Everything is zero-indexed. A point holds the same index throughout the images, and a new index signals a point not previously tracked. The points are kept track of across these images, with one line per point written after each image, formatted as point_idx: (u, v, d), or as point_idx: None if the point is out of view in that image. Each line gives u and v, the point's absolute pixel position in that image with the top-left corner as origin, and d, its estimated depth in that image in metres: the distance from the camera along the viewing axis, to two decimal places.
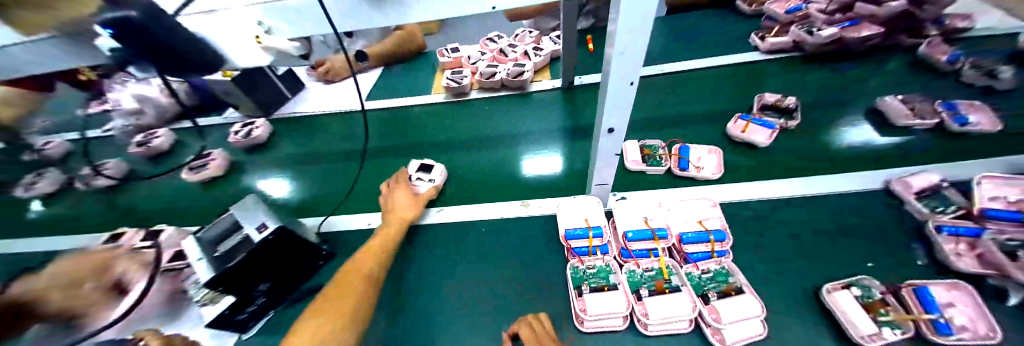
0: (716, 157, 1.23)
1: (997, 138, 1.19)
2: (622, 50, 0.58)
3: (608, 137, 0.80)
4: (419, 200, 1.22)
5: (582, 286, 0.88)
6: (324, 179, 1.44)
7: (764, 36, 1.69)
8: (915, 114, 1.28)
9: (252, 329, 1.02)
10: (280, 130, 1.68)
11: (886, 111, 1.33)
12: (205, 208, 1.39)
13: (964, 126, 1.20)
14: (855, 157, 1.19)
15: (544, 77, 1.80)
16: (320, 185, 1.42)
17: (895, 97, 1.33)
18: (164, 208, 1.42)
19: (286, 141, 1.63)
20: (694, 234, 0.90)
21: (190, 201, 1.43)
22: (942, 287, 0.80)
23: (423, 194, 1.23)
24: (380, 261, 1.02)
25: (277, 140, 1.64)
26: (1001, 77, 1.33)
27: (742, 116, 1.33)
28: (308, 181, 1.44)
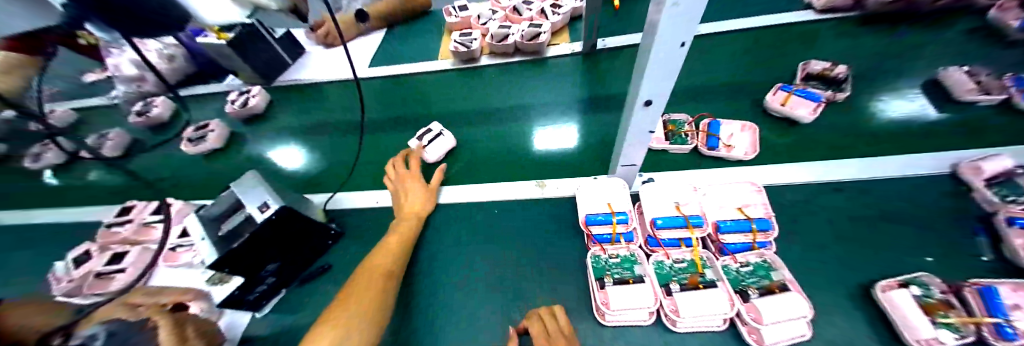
0: (750, 135, 1.11)
1: None
2: (677, 2, 0.44)
3: (645, 110, 0.69)
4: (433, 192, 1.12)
5: (604, 277, 0.82)
6: (328, 152, 1.37)
7: None
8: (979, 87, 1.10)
9: (266, 307, 0.99)
10: (281, 98, 1.59)
11: (947, 81, 1.14)
12: (207, 180, 1.35)
13: None
14: (904, 132, 1.06)
15: (562, 39, 1.64)
16: (325, 158, 1.35)
17: (960, 68, 1.15)
18: (170, 180, 1.39)
19: (288, 110, 1.55)
20: (734, 224, 0.84)
21: (195, 173, 1.39)
22: (1008, 286, 0.72)
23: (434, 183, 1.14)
24: (404, 245, 0.96)
25: (279, 109, 1.56)
26: None
27: (783, 86, 1.19)
28: (312, 154, 1.38)
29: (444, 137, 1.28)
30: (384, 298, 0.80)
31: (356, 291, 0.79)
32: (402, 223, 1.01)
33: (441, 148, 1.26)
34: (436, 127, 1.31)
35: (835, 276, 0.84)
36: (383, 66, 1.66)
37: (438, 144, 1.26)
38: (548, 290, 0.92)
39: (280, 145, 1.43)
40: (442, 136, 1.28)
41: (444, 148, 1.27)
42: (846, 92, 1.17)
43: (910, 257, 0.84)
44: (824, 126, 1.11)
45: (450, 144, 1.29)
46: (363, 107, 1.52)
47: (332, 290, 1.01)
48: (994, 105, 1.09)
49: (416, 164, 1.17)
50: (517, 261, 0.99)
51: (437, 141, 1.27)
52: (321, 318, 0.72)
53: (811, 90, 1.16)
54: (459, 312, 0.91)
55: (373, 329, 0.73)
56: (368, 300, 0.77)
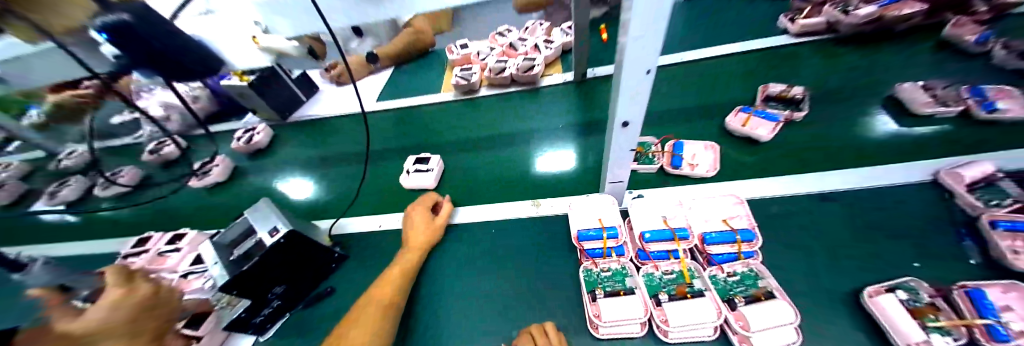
0: (712, 153, 1.16)
1: None
2: (641, 34, 0.52)
3: (624, 131, 0.75)
4: (435, 229, 1.11)
5: (595, 290, 0.86)
6: (334, 181, 1.45)
7: (795, 18, 1.61)
8: (937, 100, 1.16)
9: (269, 332, 1.02)
10: (292, 133, 1.70)
11: (901, 96, 1.23)
12: (216, 211, 1.42)
13: (992, 112, 1.09)
14: (881, 146, 1.10)
15: (555, 70, 1.76)
16: (331, 187, 1.43)
17: (914, 83, 1.22)
18: (183, 213, 1.46)
19: (297, 145, 1.64)
20: (718, 235, 0.88)
21: (207, 205, 1.46)
22: (997, 288, 0.72)
23: (438, 220, 1.13)
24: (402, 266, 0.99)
25: (289, 145, 1.65)
26: None
27: (743, 108, 1.26)
28: (320, 182, 1.46)
29: (427, 173, 1.33)
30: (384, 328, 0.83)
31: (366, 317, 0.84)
32: (405, 254, 1.03)
33: (415, 181, 1.32)
34: (434, 164, 1.36)
35: (824, 286, 0.85)
36: (389, 99, 1.78)
37: (416, 177, 1.33)
38: (544, 307, 0.93)
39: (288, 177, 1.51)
40: (426, 172, 1.34)
41: (421, 183, 1.33)
42: (802, 112, 1.23)
43: (896, 262, 0.85)
44: (806, 141, 1.16)
45: (428, 182, 1.32)
46: (368, 138, 1.61)
47: (332, 314, 1.03)
48: (954, 116, 1.14)
49: (427, 200, 1.19)
50: (513, 280, 1.01)
51: (420, 174, 1.33)
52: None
53: (769, 111, 1.24)
54: (454, 333, 0.93)
55: None
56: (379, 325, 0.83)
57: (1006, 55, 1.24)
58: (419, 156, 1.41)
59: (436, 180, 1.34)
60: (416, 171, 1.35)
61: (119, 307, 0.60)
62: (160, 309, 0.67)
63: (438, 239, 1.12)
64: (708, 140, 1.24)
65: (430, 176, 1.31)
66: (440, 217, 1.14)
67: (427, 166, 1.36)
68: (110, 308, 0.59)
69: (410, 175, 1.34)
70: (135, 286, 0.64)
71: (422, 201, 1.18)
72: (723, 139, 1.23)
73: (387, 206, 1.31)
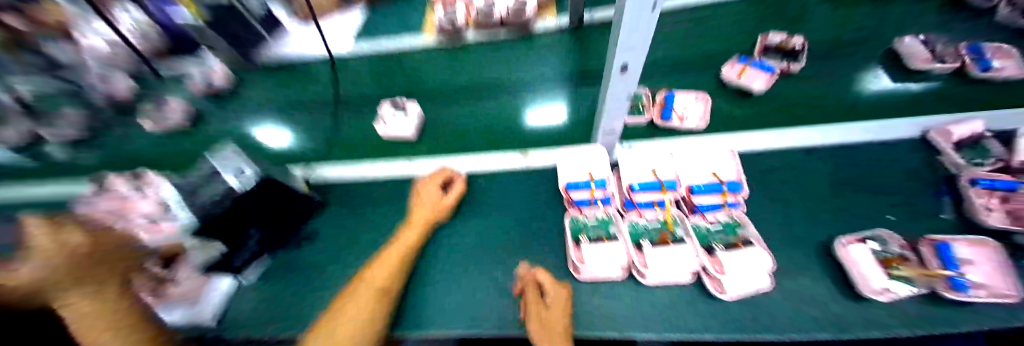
0: (703, 105, 1.11)
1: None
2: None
3: (622, 76, 0.69)
4: (443, 208, 1.00)
5: (580, 237, 0.85)
6: (307, 127, 1.35)
7: None
8: (935, 56, 1.13)
9: (253, 274, 0.98)
10: (258, 76, 1.55)
11: (901, 51, 1.18)
12: (174, 155, 1.28)
13: (987, 71, 1.06)
14: (881, 104, 1.07)
15: (549, 13, 1.61)
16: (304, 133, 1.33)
17: (916, 37, 1.19)
18: (132, 157, 1.29)
19: (266, 89, 1.50)
20: (705, 186, 0.90)
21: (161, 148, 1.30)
22: (964, 243, 0.74)
23: (446, 199, 1.02)
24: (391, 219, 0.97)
25: (257, 88, 1.51)
26: None
27: (741, 59, 1.21)
28: (292, 127, 1.35)
29: (405, 120, 1.23)
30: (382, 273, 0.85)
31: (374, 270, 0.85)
32: (407, 230, 0.95)
33: (392, 129, 1.22)
34: (412, 112, 1.26)
35: (802, 237, 0.87)
36: (367, 41, 1.63)
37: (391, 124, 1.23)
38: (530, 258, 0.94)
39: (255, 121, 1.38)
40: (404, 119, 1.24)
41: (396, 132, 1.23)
42: (799, 64, 1.17)
43: (872, 218, 0.88)
44: (807, 96, 1.11)
45: (407, 133, 1.22)
46: (345, 82, 1.49)
47: (315, 260, 1.01)
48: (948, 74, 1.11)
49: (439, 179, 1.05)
50: (499, 232, 1.02)
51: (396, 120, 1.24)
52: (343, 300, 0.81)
53: (767, 62, 1.17)
54: (441, 280, 0.94)
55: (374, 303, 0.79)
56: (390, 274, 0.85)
57: (1011, 14, 1.21)
58: (397, 103, 1.31)
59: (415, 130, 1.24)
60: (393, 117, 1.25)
61: (56, 257, 0.55)
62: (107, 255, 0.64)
63: (444, 219, 1.02)
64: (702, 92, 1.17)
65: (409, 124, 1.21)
66: (451, 196, 1.03)
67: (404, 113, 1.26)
68: (45, 260, 0.54)
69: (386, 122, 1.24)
70: (68, 237, 0.58)
71: (433, 178, 1.05)
72: (713, 94, 1.16)
73: (367, 154, 1.24)
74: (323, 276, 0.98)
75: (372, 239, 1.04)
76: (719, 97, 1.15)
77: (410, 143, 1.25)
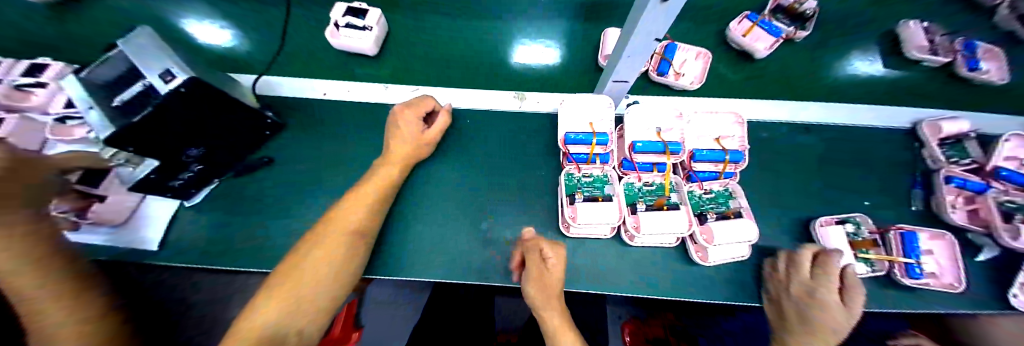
0: (702, 63, 0.97)
1: None
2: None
3: (659, 10, 0.53)
4: (423, 142, 0.88)
5: (575, 194, 0.82)
6: (243, 22, 1.05)
7: None
8: (933, 46, 1.00)
9: (196, 198, 0.88)
10: None
11: (904, 36, 1.02)
12: (74, 43, 1.00)
13: (973, 72, 0.99)
14: (901, 89, 1.01)
15: None
16: (240, 31, 1.04)
17: (921, 22, 1.01)
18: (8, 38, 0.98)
19: None
20: (709, 153, 0.81)
21: (48, 31, 1.00)
22: (927, 235, 0.80)
23: (428, 133, 0.89)
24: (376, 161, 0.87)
25: None
26: None
27: (751, 14, 0.97)
28: (221, 17, 1.05)
29: (363, 33, 0.99)
30: (355, 211, 0.76)
31: (346, 208, 0.76)
32: (381, 168, 0.84)
33: (347, 42, 0.99)
34: (374, 21, 0.99)
35: (783, 213, 0.89)
36: None
37: (349, 37, 0.98)
38: (510, 209, 0.93)
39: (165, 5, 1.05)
40: (362, 30, 0.99)
41: (355, 46, 1.00)
42: (806, 31, 0.99)
43: (850, 203, 0.91)
44: (833, 68, 1.01)
45: (366, 48, 1.01)
46: None
47: (286, 190, 0.92)
48: (937, 67, 1.02)
49: (420, 110, 0.88)
50: (481, 179, 0.96)
51: (352, 32, 0.99)
52: (315, 230, 0.73)
53: (775, 22, 0.97)
54: (425, 224, 0.90)
55: (353, 254, 0.72)
56: (354, 215, 0.76)
57: (1008, 16, 1.02)
58: (351, 5, 1.01)
59: (377, 45, 1.02)
60: (346, 26, 0.99)
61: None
62: (10, 189, 0.50)
63: (424, 153, 0.91)
64: (725, 48, 1.01)
65: (369, 39, 0.98)
66: (433, 131, 0.90)
67: (362, 21, 0.99)
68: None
69: (340, 32, 0.98)
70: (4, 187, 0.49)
71: (415, 104, 0.88)
72: (728, 53, 1.01)
73: (333, 68, 1.03)
74: (290, 205, 0.91)
75: (342, 171, 0.95)
76: (717, 59, 1.00)
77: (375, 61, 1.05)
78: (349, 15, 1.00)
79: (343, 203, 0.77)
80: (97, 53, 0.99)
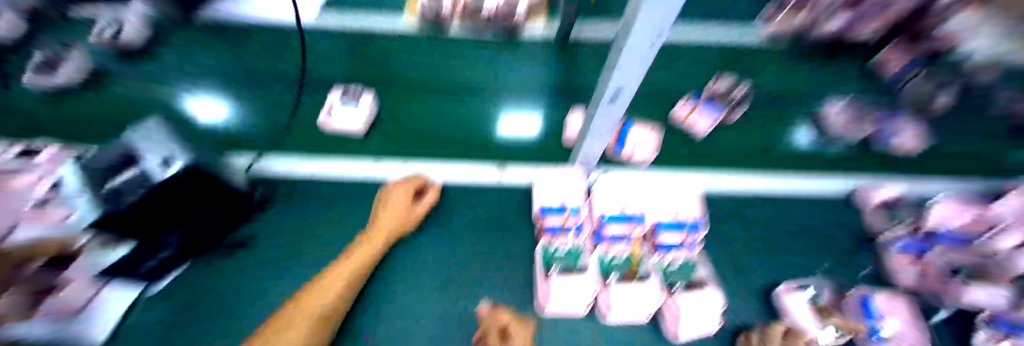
0: (655, 139, 1.12)
1: (938, 157, 1.20)
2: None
3: (611, 106, 0.69)
4: (409, 218, 0.94)
5: (550, 266, 0.82)
6: (253, 111, 1.19)
7: (776, 16, 1.49)
8: (850, 125, 1.22)
9: (167, 280, 0.83)
10: (191, 42, 1.36)
11: (823, 117, 1.24)
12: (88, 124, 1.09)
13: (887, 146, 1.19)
14: (828, 162, 1.17)
15: (539, 20, 1.51)
16: (253, 115, 1.18)
17: (837, 104, 1.24)
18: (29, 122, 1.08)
19: (203, 56, 1.31)
20: (670, 224, 0.90)
21: (70, 114, 1.10)
22: (882, 297, 0.84)
23: (416, 209, 0.96)
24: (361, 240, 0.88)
25: (193, 57, 1.31)
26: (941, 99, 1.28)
27: (692, 99, 1.23)
28: (241, 104, 1.20)
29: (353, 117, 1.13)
30: (342, 271, 0.79)
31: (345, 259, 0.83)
32: (363, 243, 0.87)
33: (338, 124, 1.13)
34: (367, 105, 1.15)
35: (748, 279, 0.94)
36: (337, 15, 1.48)
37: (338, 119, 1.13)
38: (495, 280, 0.93)
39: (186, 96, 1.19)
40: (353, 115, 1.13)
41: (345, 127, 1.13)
42: (737, 114, 1.25)
43: (807, 268, 0.98)
44: (764, 147, 1.19)
45: (355, 128, 1.14)
46: (315, 60, 1.34)
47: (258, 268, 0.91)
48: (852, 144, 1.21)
49: (410, 187, 0.98)
50: (468, 249, 0.99)
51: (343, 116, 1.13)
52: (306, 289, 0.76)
53: (713, 104, 1.23)
54: (399, 300, 0.87)
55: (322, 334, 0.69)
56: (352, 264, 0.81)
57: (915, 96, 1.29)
58: (345, 94, 1.18)
59: (364, 126, 1.15)
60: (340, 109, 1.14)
61: None
62: None
63: (409, 229, 0.97)
64: (673, 131, 1.21)
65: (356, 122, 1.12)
66: (421, 207, 0.98)
67: (356, 105, 1.15)
68: None
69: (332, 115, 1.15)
70: None
71: (408, 181, 0.99)
72: (677, 135, 1.20)
73: (327, 146, 1.13)
74: (257, 283, 0.87)
75: (320, 245, 0.95)
76: (667, 139, 1.18)
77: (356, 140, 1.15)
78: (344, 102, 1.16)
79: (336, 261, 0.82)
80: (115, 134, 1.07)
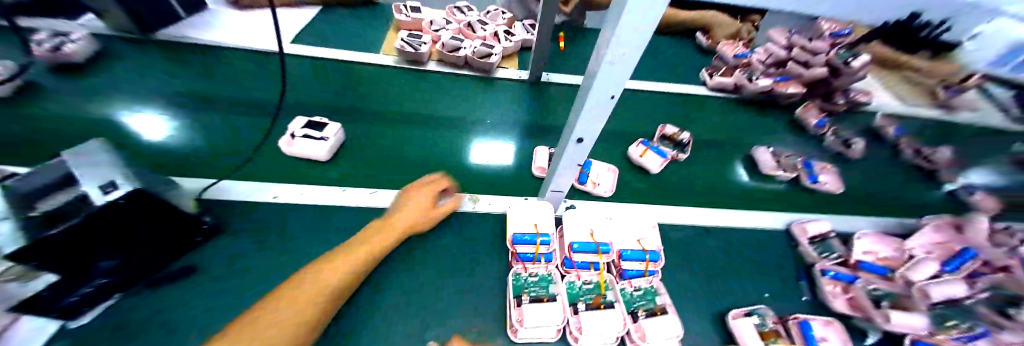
0: (613, 175, 1.23)
1: (854, 196, 1.39)
2: (623, 52, 0.50)
3: (577, 147, 0.76)
4: (430, 214, 1.03)
5: (522, 295, 0.86)
6: (213, 135, 1.15)
7: (713, 74, 1.72)
8: (780, 165, 1.38)
9: (86, 317, 0.75)
10: (152, 62, 1.32)
11: (756, 158, 1.40)
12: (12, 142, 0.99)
13: (814, 183, 1.34)
14: (766, 198, 1.31)
15: (511, 64, 1.64)
16: (215, 140, 1.13)
17: (766, 148, 1.41)
18: None
19: (165, 78, 1.28)
20: (632, 252, 0.95)
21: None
22: (821, 322, 0.94)
23: (438, 208, 1.05)
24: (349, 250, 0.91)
25: (153, 78, 1.27)
26: (853, 147, 1.47)
27: (644, 141, 1.35)
28: (203, 129, 1.16)
29: (319, 142, 1.12)
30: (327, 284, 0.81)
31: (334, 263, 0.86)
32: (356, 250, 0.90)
33: (302, 149, 1.11)
34: (332, 133, 1.14)
35: (705, 306, 1.00)
36: (315, 46, 1.52)
37: (301, 145, 1.11)
38: (466, 308, 0.89)
39: (138, 117, 1.14)
40: (319, 140, 1.12)
41: (308, 153, 1.11)
42: (685, 154, 1.37)
43: (756, 295, 1.06)
44: (712, 185, 1.32)
45: (319, 154, 1.12)
46: (294, 88, 1.35)
47: (199, 300, 0.82)
48: (788, 180, 1.37)
49: (430, 188, 1.08)
50: (438, 275, 0.94)
51: (308, 141, 1.12)
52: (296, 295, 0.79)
53: (662, 147, 1.34)
54: (359, 334, 0.81)
55: None
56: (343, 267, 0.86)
57: (835, 141, 1.50)
58: (311, 120, 1.18)
59: (329, 152, 1.14)
60: (302, 136, 1.12)
61: None
62: None
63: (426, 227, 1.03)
64: (632, 169, 1.31)
65: (323, 147, 1.11)
66: (442, 207, 1.06)
67: (320, 133, 1.14)
68: None
69: (294, 141, 1.12)
70: None
71: (429, 185, 1.09)
72: (635, 172, 1.30)
73: (291, 170, 1.09)
74: (199, 319, 0.79)
75: (275, 274, 0.89)
76: (628, 175, 1.28)
77: (321, 165, 1.13)
78: (307, 128, 1.15)
79: (322, 269, 0.85)
80: (48, 157, 0.97)
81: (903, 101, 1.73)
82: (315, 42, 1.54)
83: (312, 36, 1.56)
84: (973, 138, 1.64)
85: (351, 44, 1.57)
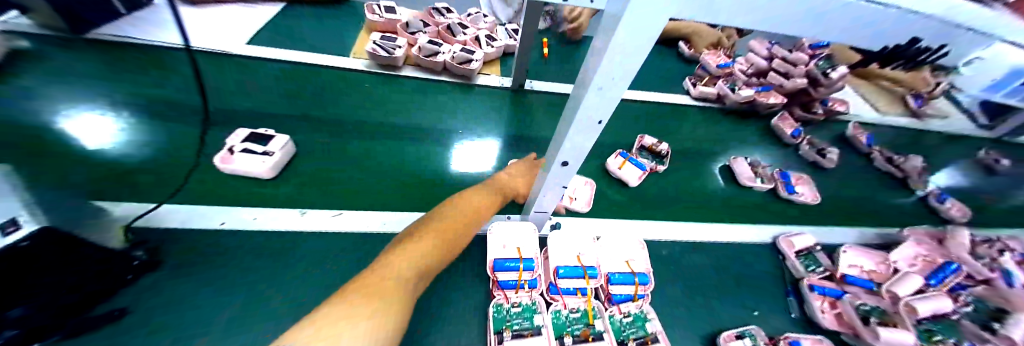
0: (590, 189, 1.18)
1: (836, 206, 1.39)
2: (615, 76, 0.44)
3: (562, 169, 0.69)
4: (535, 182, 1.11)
5: (503, 330, 0.79)
6: (155, 150, 1.01)
7: (697, 83, 1.70)
8: (758, 176, 1.37)
9: None
10: (84, 66, 1.16)
11: (735, 168, 1.38)
12: None
13: (792, 194, 1.32)
14: (752, 210, 1.29)
15: (493, 70, 1.56)
16: (160, 154, 1.00)
17: (744, 159, 1.40)
18: None
19: (100, 83, 1.12)
20: (621, 275, 0.89)
21: None
22: (810, 341, 0.93)
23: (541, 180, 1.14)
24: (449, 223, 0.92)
25: (85, 84, 1.11)
26: (828, 156, 1.48)
27: (622, 152, 1.31)
28: (149, 140, 1.03)
29: (261, 158, 1.00)
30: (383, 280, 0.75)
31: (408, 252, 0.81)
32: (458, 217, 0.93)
33: (239, 165, 0.98)
34: (277, 147, 1.03)
35: (696, 329, 0.96)
36: (279, 49, 1.39)
37: (240, 161, 0.99)
38: (441, 334, 0.82)
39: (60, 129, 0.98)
40: (261, 155, 1.00)
41: (248, 170, 0.99)
42: (664, 165, 1.33)
43: (748, 315, 1.02)
44: (699, 197, 1.29)
45: (261, 171, 0.99)
46: (255, 96, 1.23)
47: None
48: (767, 191, 1.35)
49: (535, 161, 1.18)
50: (413, 300, 0.86)
51: (249, 157, 1.00)
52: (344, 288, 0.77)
53: (640, 159, 1.31)
54: None
55: None
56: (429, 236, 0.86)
57: (808, 150, 1.50)
58: (255, 132, 1.07)
59: (272, 169, 1.01)
60: (242, 151, 1.01)
61: None
62: None
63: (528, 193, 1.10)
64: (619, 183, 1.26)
65: (264, 164, 0.99)
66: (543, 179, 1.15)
67: (264, 147, 1.03)
68: None
69: (232, 158, 1.00)
70: None
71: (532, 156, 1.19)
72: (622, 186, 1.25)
73: (246, 191, 0.98)
74: None
75: (223, 314, 0.77)
76: (612, 190, 1.23)
77: (264, 182, 1.01)
78: (247, 142, 1.04)
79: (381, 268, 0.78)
80: None
81: (878, 110, 1.77)
82: (278, 45, 1.41)
83: (275, 38, 1.43)
84: (941, 145, 1.69)
85: (318, 47, 1.45)
